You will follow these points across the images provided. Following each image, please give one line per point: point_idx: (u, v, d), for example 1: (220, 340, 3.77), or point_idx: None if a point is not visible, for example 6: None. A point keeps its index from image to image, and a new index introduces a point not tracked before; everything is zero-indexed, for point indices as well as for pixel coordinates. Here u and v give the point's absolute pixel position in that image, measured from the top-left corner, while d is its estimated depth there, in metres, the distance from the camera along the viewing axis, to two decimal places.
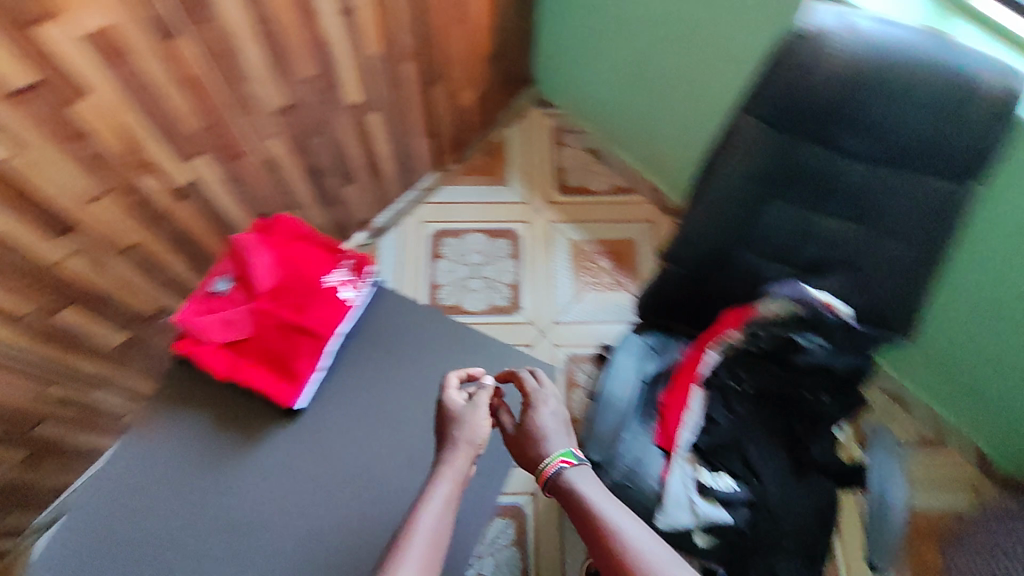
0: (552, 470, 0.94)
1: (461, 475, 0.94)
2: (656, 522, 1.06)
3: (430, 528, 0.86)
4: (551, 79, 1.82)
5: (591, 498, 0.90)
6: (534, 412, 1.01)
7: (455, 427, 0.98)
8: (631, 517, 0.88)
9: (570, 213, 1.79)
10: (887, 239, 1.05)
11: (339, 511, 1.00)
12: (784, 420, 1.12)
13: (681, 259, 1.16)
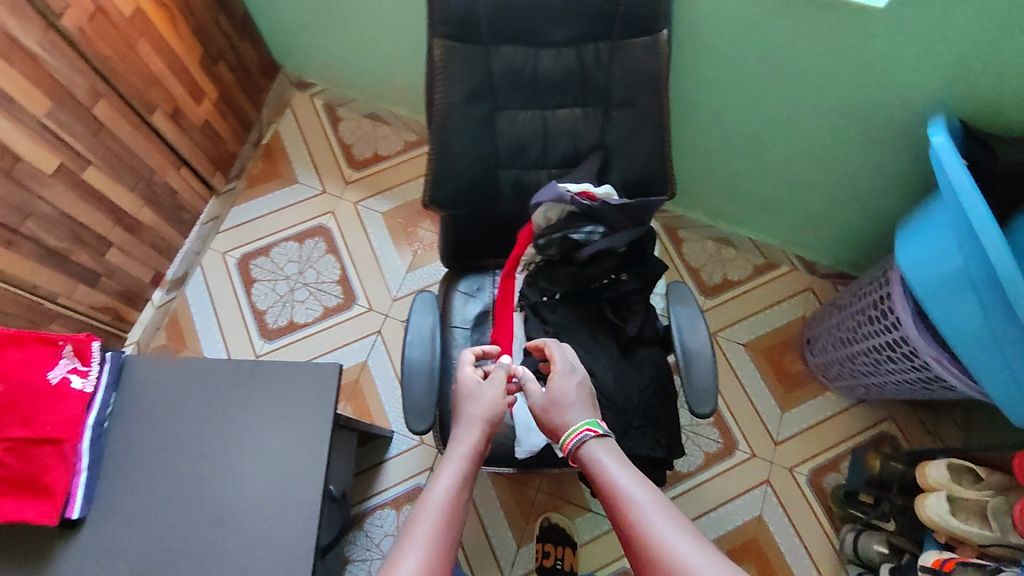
0: (575, 439, 0.84)
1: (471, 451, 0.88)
2: (516, 455, 1.09)
3: (441, 499, 0.79)
4: (295, 59, 1.70)
5: (621, 477, 0.79)
6: (561, 378, 0.92)
7: (472, 401, 0.94)
8: (656, 501, 0.76)
9: (370, 186, 1.72)
10: (614, 111, 1.07)
11: None
12: (599, 311, 1.14)
13: (447, 200, 1.10)
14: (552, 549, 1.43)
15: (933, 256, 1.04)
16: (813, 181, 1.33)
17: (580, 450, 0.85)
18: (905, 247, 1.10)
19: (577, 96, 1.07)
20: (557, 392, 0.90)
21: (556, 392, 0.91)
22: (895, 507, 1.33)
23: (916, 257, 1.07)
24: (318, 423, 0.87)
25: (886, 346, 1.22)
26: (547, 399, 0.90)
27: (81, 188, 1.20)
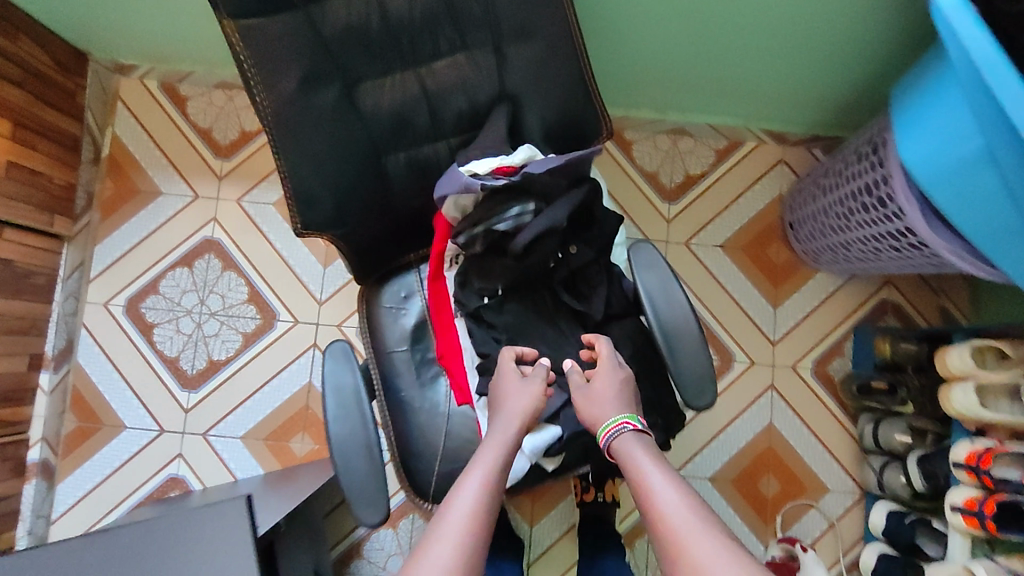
0: (611, 432, 0.81)
1: (508, 441, 0.83)
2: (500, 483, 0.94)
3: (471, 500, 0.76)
4: (98, 41, 1.31)
5: (656, 478, 0.75)
6: (604, 374, 0.85)
7: (510, 392, 0.86)
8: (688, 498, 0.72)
9: (251, 175, 1.41)
10: (510, 49, 0.80)
11: None
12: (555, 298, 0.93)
13: (328, 221, 0.85)
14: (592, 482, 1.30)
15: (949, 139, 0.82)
16: (772, 47, 1.08)
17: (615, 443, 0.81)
18: (907, 135, 0.89)
19: (455, 37, 0.79)
20: (600, 390, 0.84)
21: (598, 389, 0.85)
22: (914, 390, 1.22)
23: (924, 150, 0.86)
24: None
25: (889, 235, 1.04)
26: (590, 395, 0.85)
27: None
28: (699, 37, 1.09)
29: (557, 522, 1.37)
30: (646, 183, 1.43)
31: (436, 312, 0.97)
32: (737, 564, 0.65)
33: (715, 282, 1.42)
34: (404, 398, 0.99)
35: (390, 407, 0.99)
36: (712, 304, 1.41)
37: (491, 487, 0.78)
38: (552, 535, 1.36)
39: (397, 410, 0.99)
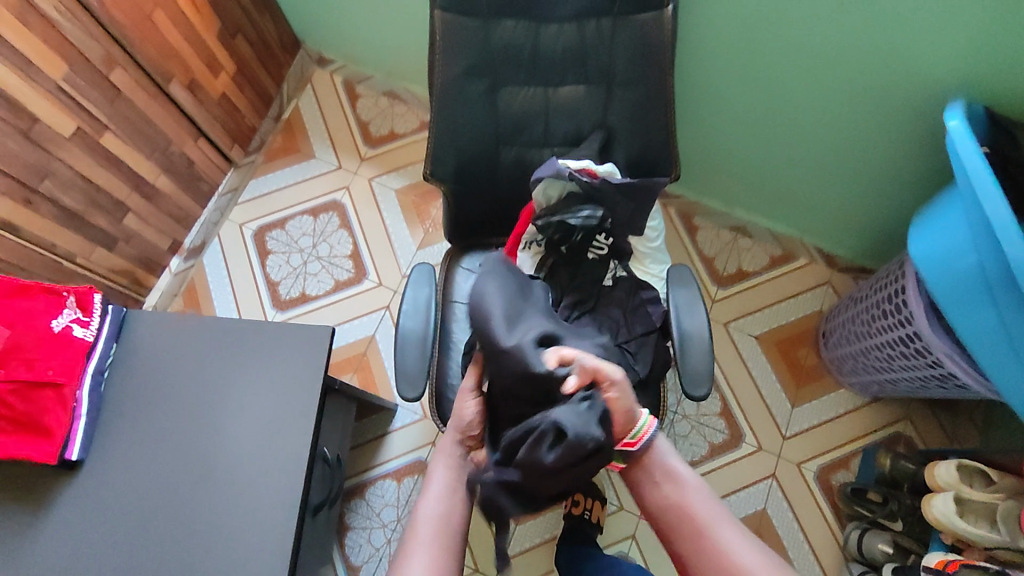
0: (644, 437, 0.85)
1: (451, 461, 0.90)
2: None
3: (433, 515, 0.86)
4: (315, 34, 1.70)
5: (690, 486, 0.86)
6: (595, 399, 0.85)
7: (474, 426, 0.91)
8: (716, 507, 0.86)
9: (386, 164, 1.72)
10: (616, 91, 1.04)
11: (119, 551, 0.82)
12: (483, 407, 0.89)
13: (451, 174, 1.12)
14: (583, 500, 1.39)
15: (947, 247, 0.98)
16: (836, 164, 1.30)
17: (646, 448, 0.87)
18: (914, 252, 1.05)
19: (581, 73, 1.04)
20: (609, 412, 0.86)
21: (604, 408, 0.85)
22: (904, 507, 1.28)
23: (929, 248, 1.01)
24: (291, 429, 0.88)
25: (900, 342, 1.17)
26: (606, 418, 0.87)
27: (98, 151, 1.23)
28: (777, 140, 1.32)
29: (541, 527, 1.46)
30: (702, 263, 1.63)
31: (500, 277, 1.20)
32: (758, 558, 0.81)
33: (743, 364, 1.55)
34: (455, 339, 1.19)
35: (443, 343, 1.19)
36: (736, 382, 1.54)
37: (449, 499, 0.88)
38: (532, 540, 1.45)
39: (448, 347, 1.18)
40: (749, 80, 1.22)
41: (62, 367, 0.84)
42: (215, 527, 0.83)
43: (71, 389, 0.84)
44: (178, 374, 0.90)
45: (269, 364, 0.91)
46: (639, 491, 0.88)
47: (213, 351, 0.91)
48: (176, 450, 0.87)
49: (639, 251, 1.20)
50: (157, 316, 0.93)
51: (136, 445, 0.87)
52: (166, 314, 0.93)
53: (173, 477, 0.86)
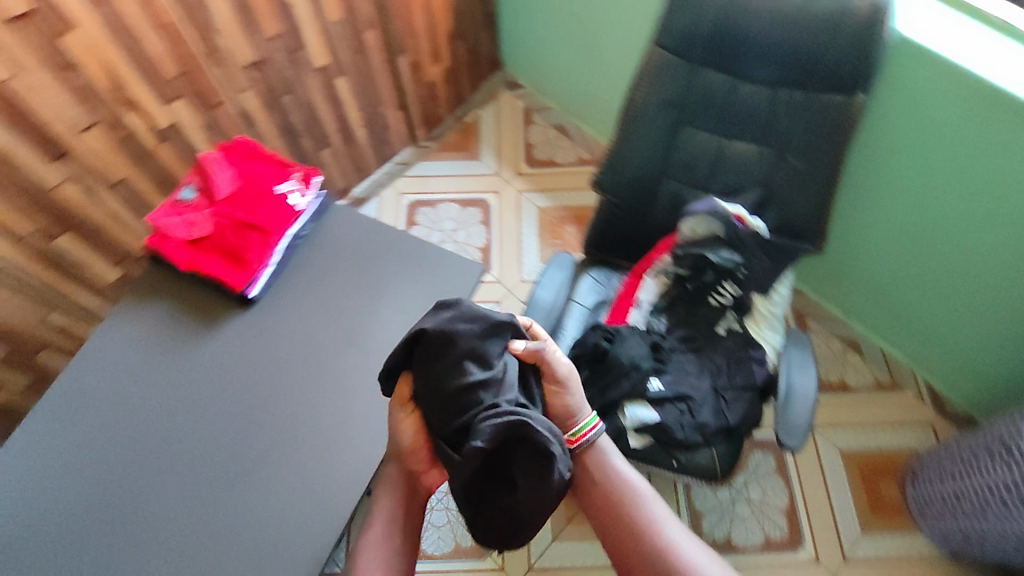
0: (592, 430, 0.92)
1: (387, 503, 0.87)
2: None
3: (375, 554, 0.83)
4: (515, 59, 1.93)
5: (631, 483, 0.93)
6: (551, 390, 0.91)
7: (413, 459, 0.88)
8: (657, 502, 0.92)
9: (538, 182, 1.87)
10: (788, 155, 1.13)
11: (258, 386, 0.96)
12: (455, 369, 0.79)
13: (615, 188, 1.24)
14: None
15: None
16: (978, 299, 1.31)
17: (585, 450, 0.93)
18: None
19: (758, 133, 1.15)
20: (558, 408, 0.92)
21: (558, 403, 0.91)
22: None
23: None
24: None
25: (1006, 487, 1.14)
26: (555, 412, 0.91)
27: (329, 88, 1.46)
28: (920, 260, 1.36)
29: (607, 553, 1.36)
30: None
31: (623, 292, 1.26)
32: (698, 547, 0.88)
33: (821, 473, 1.52)
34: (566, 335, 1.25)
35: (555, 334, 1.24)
36: (809, 487, 1.51)
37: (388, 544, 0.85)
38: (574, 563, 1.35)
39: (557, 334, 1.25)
40: (913, 194, 1.27)
41: (273, 221, 1.00)
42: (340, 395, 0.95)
43: (273, 240, 0.99)
44: (347, 261, 1.04)
45: (423, 278, 1.03)
46: (582, 490, 0.94)
47: (380, 251, 1.06)
48: (330, 323, 1.00)
49: (759, 311, 1.20)
50: (348, 212, 1.09)
51: (300, 307, 1.00)
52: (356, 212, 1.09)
53: (321, 343, 0.98)
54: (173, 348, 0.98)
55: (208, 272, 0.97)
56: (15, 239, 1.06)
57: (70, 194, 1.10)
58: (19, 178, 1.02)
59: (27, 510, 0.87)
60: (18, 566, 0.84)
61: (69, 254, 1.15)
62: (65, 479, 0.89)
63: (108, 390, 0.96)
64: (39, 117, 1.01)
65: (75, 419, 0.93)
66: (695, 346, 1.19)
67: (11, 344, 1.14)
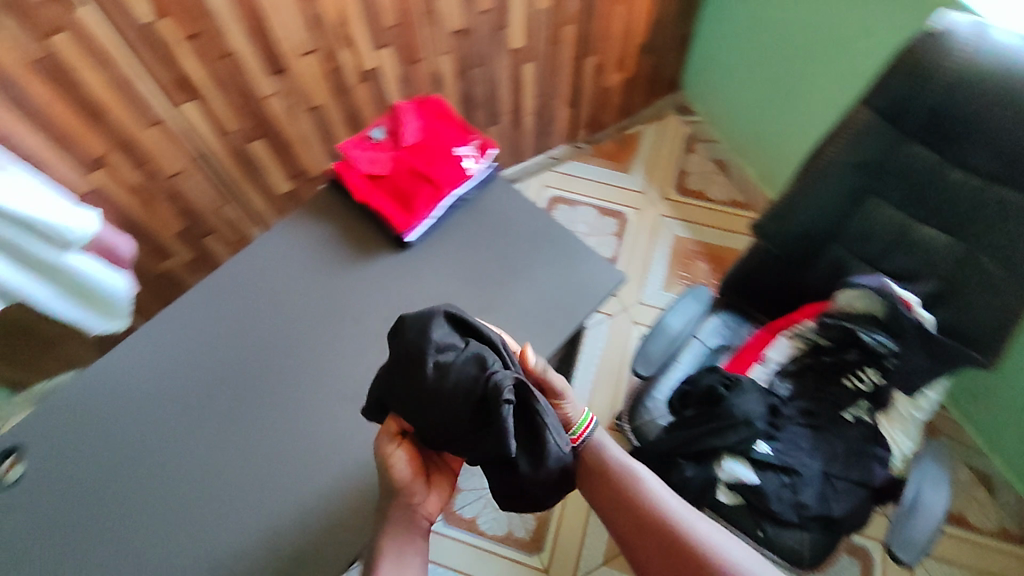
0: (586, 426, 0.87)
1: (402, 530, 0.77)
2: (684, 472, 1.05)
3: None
4: (694, 84, 1.85)
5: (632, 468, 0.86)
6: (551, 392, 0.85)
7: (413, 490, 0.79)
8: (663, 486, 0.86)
9: (684, 211, 1.78)
10: (984, 257, 0.99)
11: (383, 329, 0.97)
12: (429, 381, 0.69)
13: (773, 237, 1.16)
14: None
15: None
16: None
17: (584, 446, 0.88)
18: None
19: (956, 222, 1.02)
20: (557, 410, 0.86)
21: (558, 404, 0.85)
22: None
23: None
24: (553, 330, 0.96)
25: None
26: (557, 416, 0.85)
27: (516, 69, 1.49)
28: None
29: None
30: None
31: (751, 344, 1.20)
32: (707, 522, 0.81)
33: None
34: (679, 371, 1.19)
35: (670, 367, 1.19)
36: None
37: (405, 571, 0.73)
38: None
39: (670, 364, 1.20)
40: None
41: (446, 178, 1.02)
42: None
43: (441, 196, 1.01)
44: (494, 235, 1.03)
45: (564, 271, 1.02)
46: (582, 483, 0.88)
47: (528, 233, 1.04)
48: (464, 289, 0.99)
49: (897, 408, 1.10)
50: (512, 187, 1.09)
51: (439, 266, 1.00)
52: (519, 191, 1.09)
53: (451, 304, 0.98)
54: (318, 271, 1.01)
55: (374, 207, 1.00)
56: (223, 133, 1.21)
57: (273, 107, 1.22)
58: (242, 80, 1.14)
59: (169, 368, 0.95)
60: (148, 416, 0.92)
61: (258, 157, 1.30)
62: (205, 351, 0.97)
63: (257, 283, 1.01)
64: (272, 33, 1.10)
65: (219, 307, 1.00)
66: (815, 423, 1.11)
67: (192, 220, 1.31)
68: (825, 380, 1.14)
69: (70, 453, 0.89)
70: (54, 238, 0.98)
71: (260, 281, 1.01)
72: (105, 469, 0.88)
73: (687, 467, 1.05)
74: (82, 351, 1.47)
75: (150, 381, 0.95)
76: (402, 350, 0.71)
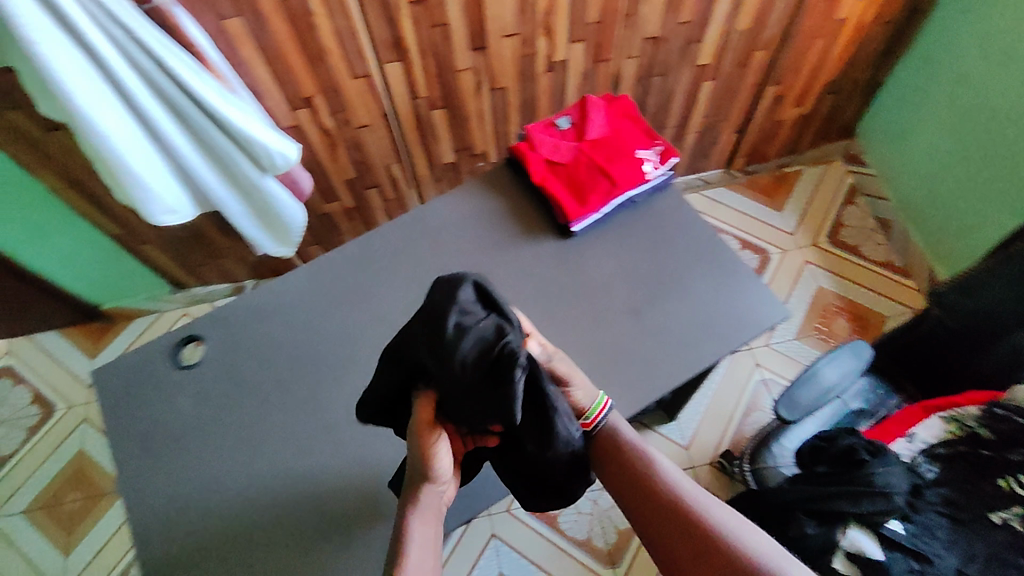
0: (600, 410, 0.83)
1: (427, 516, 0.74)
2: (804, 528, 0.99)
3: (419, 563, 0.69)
4: (874, 135, 1.71)
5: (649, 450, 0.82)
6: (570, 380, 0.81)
7: (436, 454, 0.74)
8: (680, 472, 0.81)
9: (833, 263, 1.69)
10: None
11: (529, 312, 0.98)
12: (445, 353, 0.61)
13: (951, 311, 1.03)
14: None
15: None
16: None
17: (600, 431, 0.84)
18: None
19: None
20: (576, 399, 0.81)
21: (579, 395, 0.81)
22: None
23: None
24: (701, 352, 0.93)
25: None
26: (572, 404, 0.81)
27: (694, 86, 1.44)
28: None
29: None
30: None
31: (899, 418, 1.11)
32: (724, 510, 0.76)
33: None
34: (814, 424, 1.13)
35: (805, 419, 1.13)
36: None
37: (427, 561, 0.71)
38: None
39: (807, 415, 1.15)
40: None
41: (625, 177, 1.00)
42: (603, 360, 0.93)
43: (616, 193, 1.00)
44: (657, 243, 1.02)
45: (724, 294, 0.98)
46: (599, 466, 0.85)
47: (692, 248, 1.02)
48: (618, 290, 0.99)
49: None
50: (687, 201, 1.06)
51: (599, 261, 1.01)
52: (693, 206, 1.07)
53: (607, 302, 0.98)
54: (480, 242, 1.05)
55: (549, 190, 1.01)
56: (412, 97, 1.27)
57: (463, 80, 1.27)
58: (444, 50, 1.19)
59: (332, 304, 1.02)
60: (304, 343, 0.99)
61: (435, 123, 1.36)
62: (365, 296, 1.02)
63: (423, 244, 1.05)
64: (483, 11, 1.14)
65: (382, 256, 1.05)
66: (960, 517, 0.97)
67: (362, 170, 1.40)
68: (981, 474, 0.99)
69: (234, 362, 0.98)
70: (263, 157, 1.07)
71: (424, 240, 1.06)
72: (267, 382, 0.97)
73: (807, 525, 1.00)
74: (237, 268, 1.60)
75: (314, 312, 1.02)
76: (429, 323, 0.63)
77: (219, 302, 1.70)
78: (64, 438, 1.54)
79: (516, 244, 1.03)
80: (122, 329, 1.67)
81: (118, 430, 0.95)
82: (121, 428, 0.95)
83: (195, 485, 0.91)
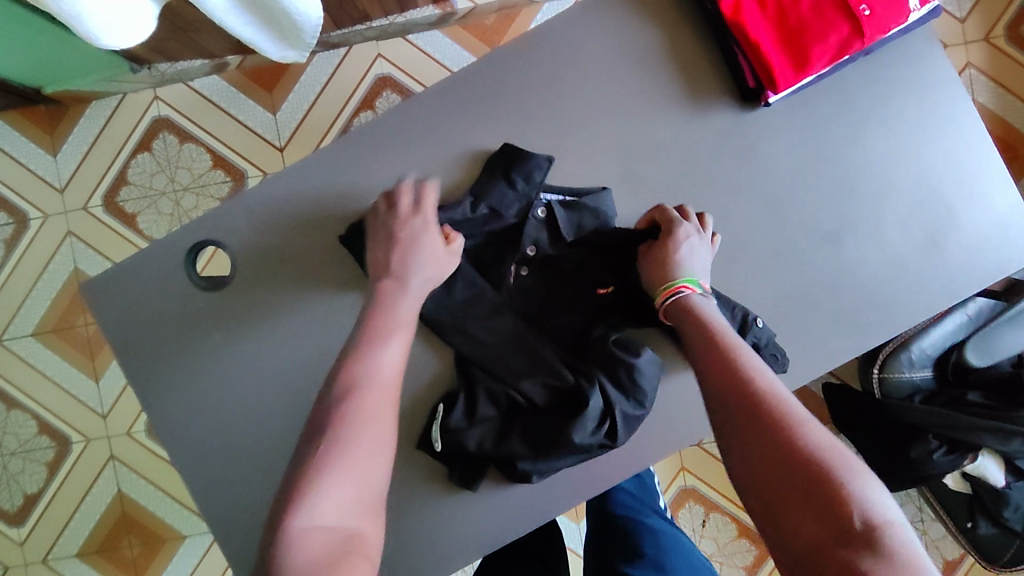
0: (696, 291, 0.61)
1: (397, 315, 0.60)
2: (933, 455, 0.90)
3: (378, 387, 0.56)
4: None
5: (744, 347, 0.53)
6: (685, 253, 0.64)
7: (409, 230, 0.65)
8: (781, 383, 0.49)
9: (999, 67, 1.30)
10: None
11: None
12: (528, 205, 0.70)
13: None
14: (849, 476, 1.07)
15: None
16: None
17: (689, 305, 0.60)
18: None
19: None
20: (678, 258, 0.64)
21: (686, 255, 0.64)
22: None
23: None
24: (900, 294, 0.71)
25: None
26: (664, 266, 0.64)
27: None
28: None
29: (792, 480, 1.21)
30: None
31: None
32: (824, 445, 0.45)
33: None
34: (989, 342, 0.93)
35: (984, 336, 0.93)
36: None
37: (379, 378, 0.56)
38: (712, 482, 1.23)
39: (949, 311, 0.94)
40: None
41: (877, 18, 0.63)
42: (777, 310, 0.70)
43: (856, 47, 0.64)
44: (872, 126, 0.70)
45: (949, 212, 0.70)
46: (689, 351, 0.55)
47: (918, 138, 0.70)
48: (806, 200, 0.70)
49: None
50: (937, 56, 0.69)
51: (783, 151, 0.70)
52: (947, 64, 0.70)
53: (791, 226, 0.70)
54: (609, 110, 0.71)
55: (747, 34, 0.64)
56: None
57: None
58: None
59: None
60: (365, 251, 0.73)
61: None
62: (449, 191, 0.72)
63: (532, 111, 0.71)
64: None
65: (469, 124, 0.72)
66: None
67: None
68: None
69: (276, 270, 0.74)
70: None
71: (527, 100, 0.71)
72: (327, 303, 0.74)
73: (937, 453, 0.90)
74: (215, 45, 1.17)
75: None
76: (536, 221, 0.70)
77: (197, 81, 1.29)
78: (51, 254, 1.31)
79: (667, 123, 0.70)
80: (78, 116, 1.30)
81: (147, 357, 0.75)
82: (146, 348, 0.75)
83: (257, 430, 0.74)
